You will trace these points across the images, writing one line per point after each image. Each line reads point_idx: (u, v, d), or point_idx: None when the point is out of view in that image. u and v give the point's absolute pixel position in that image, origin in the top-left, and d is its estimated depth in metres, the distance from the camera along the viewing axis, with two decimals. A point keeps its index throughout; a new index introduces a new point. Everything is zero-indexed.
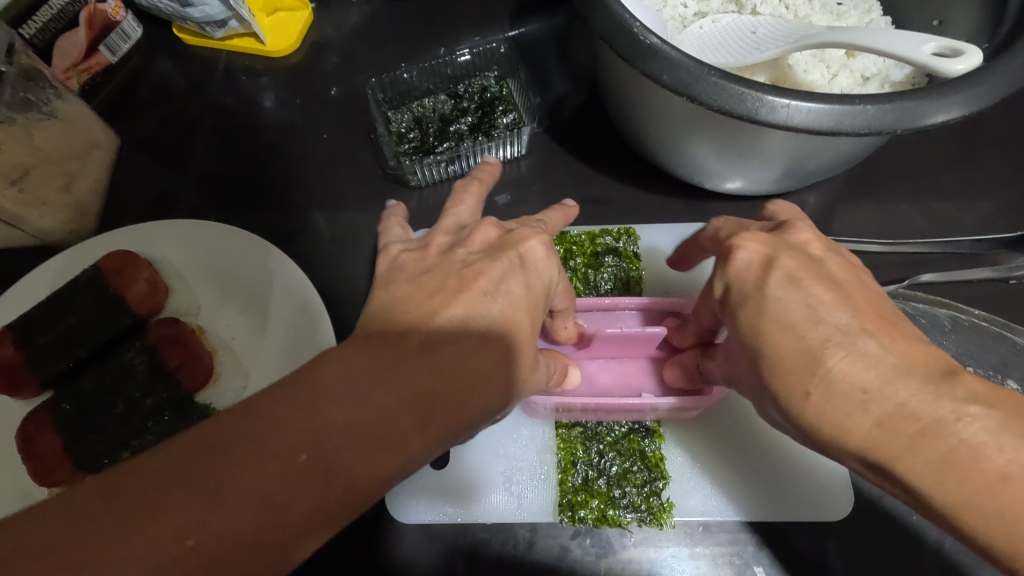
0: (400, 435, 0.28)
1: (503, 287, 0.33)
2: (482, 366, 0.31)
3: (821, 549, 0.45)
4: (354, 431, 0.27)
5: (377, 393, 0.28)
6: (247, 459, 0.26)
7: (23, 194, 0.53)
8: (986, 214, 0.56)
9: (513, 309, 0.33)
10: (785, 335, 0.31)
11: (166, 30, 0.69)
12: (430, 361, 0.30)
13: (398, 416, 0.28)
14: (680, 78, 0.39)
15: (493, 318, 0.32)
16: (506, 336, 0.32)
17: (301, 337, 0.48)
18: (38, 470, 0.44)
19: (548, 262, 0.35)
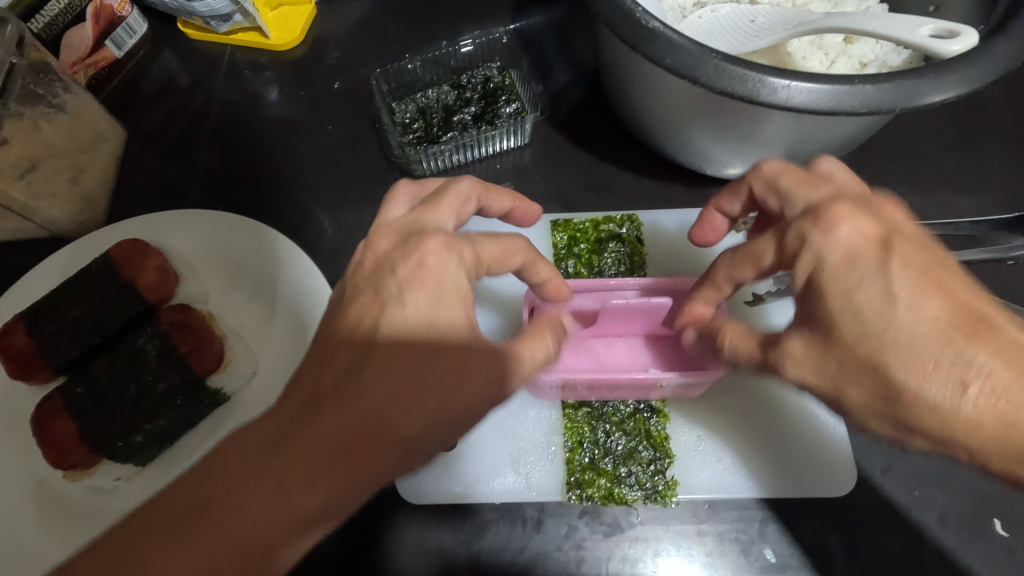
0: (318, 491, 0.30)
1: (426, 298, 0.34)
2: (406, 397, 0.32)
3: (826, 524, 0.46)
4: (270, 500, 0.30)
5: (288, 454, 0.31)
6: (255, 476, 0.31)
7: (32, 187, 0.53)
8: (983, 197, 0.57)
9: (442, 315, 0.34)
10: (855, 318, 0.32)
11: (170, 25, 0.70)
12: (343, 410, 0.31)
13: (311, 473, 0.31)
14: (683, 60, 0.40)
15: (459, 316, 0.34)
16: (437, 349, 0.33)
17: (300, 328, 0.50)
18: (54, 453, 0.46)
19: (432, 274, 0.35)
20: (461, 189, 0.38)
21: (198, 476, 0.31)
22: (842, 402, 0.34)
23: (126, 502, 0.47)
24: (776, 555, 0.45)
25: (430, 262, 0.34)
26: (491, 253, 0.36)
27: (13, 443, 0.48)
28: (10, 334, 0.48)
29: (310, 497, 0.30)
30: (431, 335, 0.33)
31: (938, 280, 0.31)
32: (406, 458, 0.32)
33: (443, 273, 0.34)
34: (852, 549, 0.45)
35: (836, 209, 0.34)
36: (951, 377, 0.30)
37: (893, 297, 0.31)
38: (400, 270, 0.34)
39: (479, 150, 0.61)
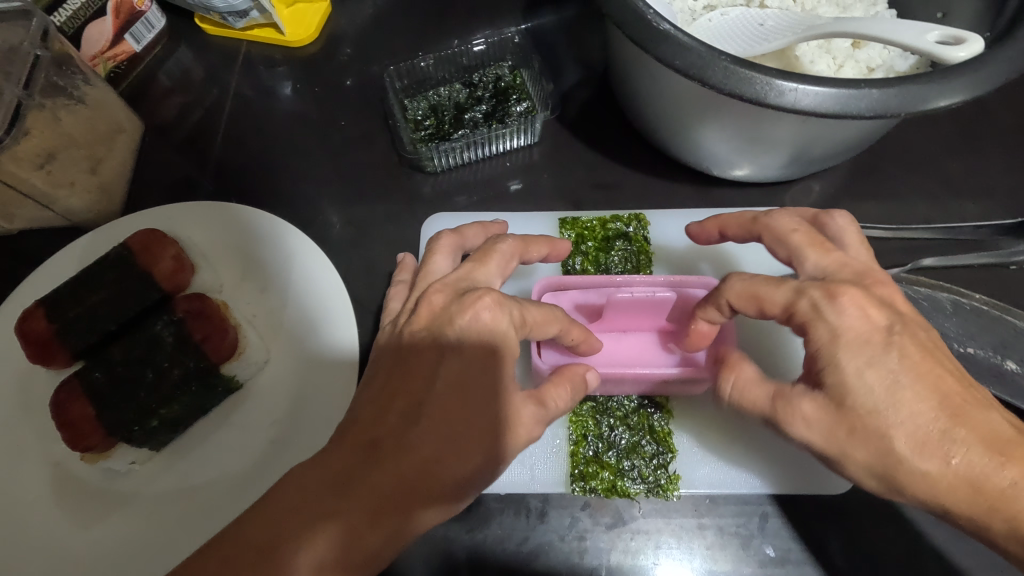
0: (378, 535, 0.32)
1: (473, 351, 0.36)
2: (457, 445, 0.34)
3: (825, 521, 0.47)
4: (334, 544, 0.32)
5: (352, 498, 0.33)
6: (288, 493, 0.33)
7: (52, 176, 0.54)
8: (987, 201, 0.58)
9: (475, 345, 0.36)
10: (863, 391, 0.33)
11: (187, 20, 0.71)
12: (401, 457, 0.34)
13: (372, 516, 0.33)
14: (692, 62, 0.40)
15: (481, 328, 0.37)
16: (482, 403, 0.35)
17: (315, 327, 0.50)
18: (72, 435, 0.47)
19: (489, 321, 0.37)
20: (505, 251, 0.42)
21: (263, 523, 0.32)
22: (843, 463, 0.35)
23: (140, 484, 0.48)
24: (775, 550, 0.46)
25: (481, 321, 0.37)
26: (535, 316, 0.39)
27: (31, 425, 0.49)
28: (29, 319, 0.49)
29: (372, 544, 0.32)
30: (481, 387, 0.36)
31: (928, 361, 0.34)
32: (449, 505, 0.35)
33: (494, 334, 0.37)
34: (851, 546, 0.46)
35: (851, 291, 0.35)
36: (935, 451, 0.32)
37: (896, 380, 0.33)
38: (455, 328, 0.37)
39: (489, 148, 0.61)
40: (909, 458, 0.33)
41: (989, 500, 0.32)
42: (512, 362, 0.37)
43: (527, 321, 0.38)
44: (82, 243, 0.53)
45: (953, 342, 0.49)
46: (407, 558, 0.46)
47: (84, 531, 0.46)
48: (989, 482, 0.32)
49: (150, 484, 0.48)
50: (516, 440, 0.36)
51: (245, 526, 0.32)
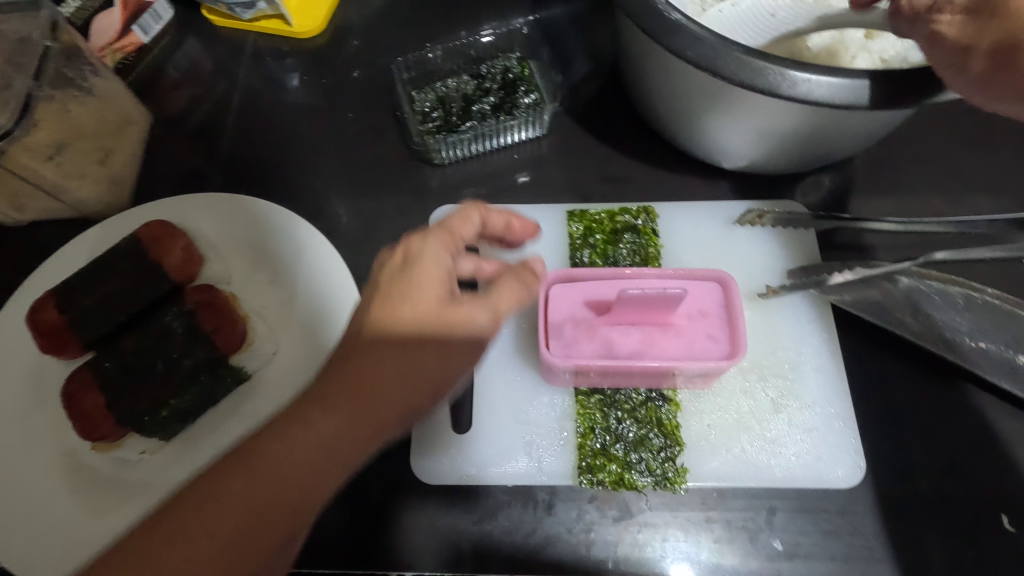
0: (336, 440, 0.36)
1: (414, 288, 0.37)
2: (405, 353, 0.36)
3: (836, 521, 0.46)
4: (300, 446, 0.35)
5: (313, 408, 0.36)
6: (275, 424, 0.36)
7: (62, 168, 0.55)
8: (1002, 197, 0.57)
9: (408, 286, 0.37)
10: None
11: (194, 12, 0.71)
12: (357, 367, 0.36)
13: (333, 420, 0.36)
14: (704, 53, 0.40)
15: (420, 266, 0.38)
16: (428, 317, 0.37)
17: (322, 317, 0.51)
18: (85, 424, 0.47)
19: (425, 262, 0.38)
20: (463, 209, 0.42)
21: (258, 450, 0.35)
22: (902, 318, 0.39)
23: (150, 474, 0.48)
24: (783, 544, 0.46)
25: (408, 263, 0.38)
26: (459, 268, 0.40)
27: (41, 415, 0.49)
28: (42, 308, 0.49)
29: (336, 449, 0.36)
30: (419, 311, 0.37)
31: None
32: (410, 404, 0.37)
33: (430, 259, 0.38)
34: (862, 543, 0.46)
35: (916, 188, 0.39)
36: None
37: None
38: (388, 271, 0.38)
39: (498, 140, 0.61)
40: None
41: None
42: (432, 299, 0.37)
43: (456, 233, 0.41)
44: (94, 233, 0.54)
45: (962, 337, 0.49)
46: (417, 549, 0.46)
47: (96, 520, 0.46)
48: None
49: (159, 474, 0.48)
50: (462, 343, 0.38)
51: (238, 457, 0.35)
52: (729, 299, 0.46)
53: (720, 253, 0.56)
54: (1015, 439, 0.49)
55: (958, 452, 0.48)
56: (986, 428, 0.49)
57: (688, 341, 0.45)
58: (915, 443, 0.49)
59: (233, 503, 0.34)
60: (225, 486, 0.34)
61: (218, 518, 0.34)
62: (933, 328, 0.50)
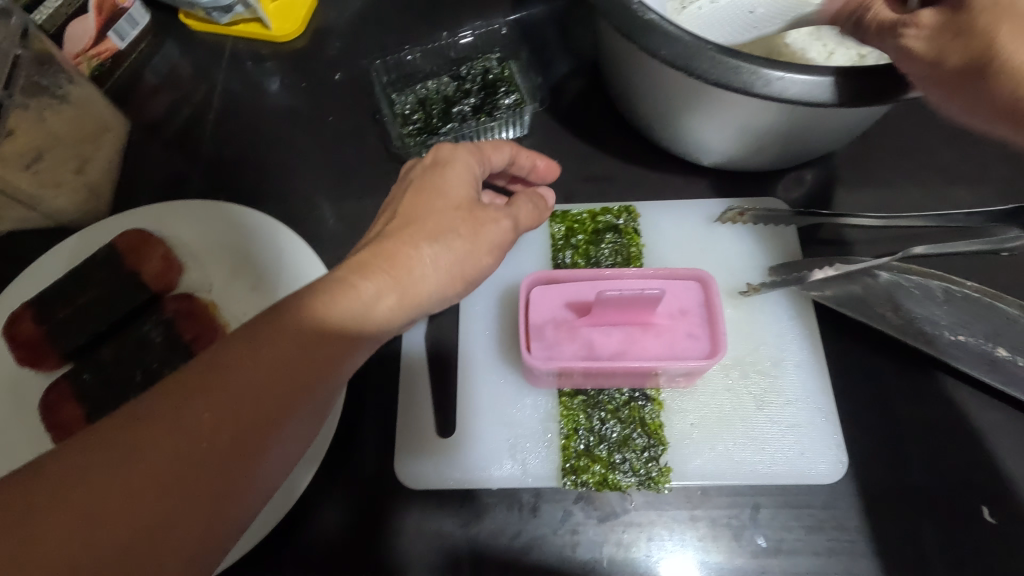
0: (365, 309, 0.33)
1: (439, 178, 0.38)
2: (440, 232, 0.36)
3: (820, 518, 0.47)
4: (288, 339, 0.32)
5: (343, 277, 0.33)
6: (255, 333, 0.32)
7: (38, 177, 0.54)
8: (981, 189, 0.58)
9: (438, 176, 0.38)
10: None
11: (172, 16, 0.70)
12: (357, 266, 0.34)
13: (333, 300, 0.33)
14: (679, 52, 0.40)
15: (449, 158, 0.39)
16: (457, 207, 0.37)
17: None
18: (63, 437, 0.47)
19: (456, 158, 0.39)
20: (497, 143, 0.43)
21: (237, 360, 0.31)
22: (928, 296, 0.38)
23: None
24: (767, 541, 0.46)
25: (438, 160, 0.39)
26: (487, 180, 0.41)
27: (20, 427, 0.48)
28: (18, 321, 0.50)
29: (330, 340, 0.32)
30: (441, 204, 0.37)
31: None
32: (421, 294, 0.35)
33: (461, 162, 0.39)
34: (847, 538, 0.46)
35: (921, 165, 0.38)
36: None
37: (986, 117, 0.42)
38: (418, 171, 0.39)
39: None
40: None
41: None
42: (462, 186, 0.38)
43: (486, 154, 0.41)
44: (71, 243, 0.53)
45: (943, 331, 0.49)
46: (403, 553, 0.46)
47: None
48: None
49: None
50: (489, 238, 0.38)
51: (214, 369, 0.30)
52: (710, 298, 0.46)
53: (701, 252, 0.56)
54: (996, 430, 0.49)
55: (939, 445, 0.49)
56: (967, 420, 0.49)
57: (669, 341, 0.45)
58: (896, 437, 0.49)
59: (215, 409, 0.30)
60: (243, 349, 0.31)
61: (230, 387, 0.30)
62: (913, 322, 0.50)
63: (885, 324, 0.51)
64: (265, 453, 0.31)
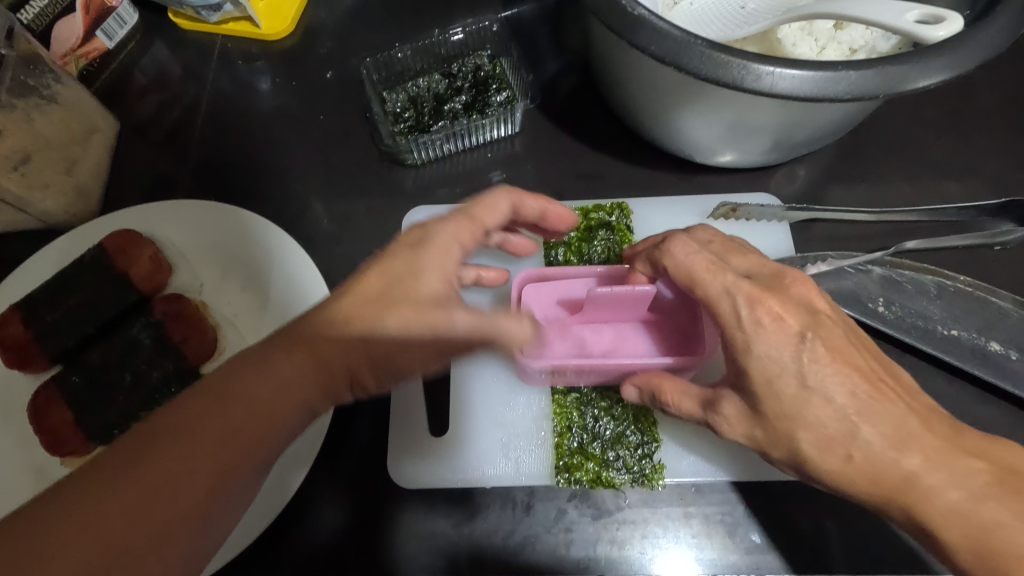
0: (301, 382, 0.37)
1: (421, 259, 0.39)
2: (379, 315, 0.38)
3: (814, 515, 0.46)
4: (269, 386, 0.36)
5: (277, 354, 0.37)
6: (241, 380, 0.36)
7: (26, 179, 0.54)
8: (973, 183, 0.57)
9: (422, 260, 0.39)
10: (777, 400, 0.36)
11: (160, 16, 0.70)
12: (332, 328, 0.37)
13: (307, 359, 0.37)
14: (667, 48, 0.40)
15: (435, 235, 0.40)
16: (413, 304, 0.38)
17: None
18: (52, 441, 0.46)
19: (443, 236, 0.40)
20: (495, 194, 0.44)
21: (220, 410, 0.35)
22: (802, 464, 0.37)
23: None
24: (762, 537, 0.46)
25: (426, 235, 0.40)
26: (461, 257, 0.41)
27: (11, 430, 0.48)
28: (5, 324, 0.49)
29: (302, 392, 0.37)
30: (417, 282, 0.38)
31: (840, 360, 0.36)
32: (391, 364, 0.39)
33: (444, 235, 0.40)
34: (842, 533, 0.46)
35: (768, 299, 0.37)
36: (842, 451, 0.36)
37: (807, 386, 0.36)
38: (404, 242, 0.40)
39: (470, 139, 0.61)
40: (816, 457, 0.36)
41: (891, 494, 0.36)
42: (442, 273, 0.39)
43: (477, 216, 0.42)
44: (59, 244, 0.53)
45: (937, 325, 0.49)
46: (397, 554, 0.46)
47: None
48: (887, 475, 0.35)
49: None
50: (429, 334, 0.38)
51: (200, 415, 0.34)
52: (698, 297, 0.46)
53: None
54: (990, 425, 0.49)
55: None
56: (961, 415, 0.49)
57: None
58: None
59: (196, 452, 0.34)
60: (230, 398, 0.35)
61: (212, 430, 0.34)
62: (908, 315, 0.50)
63: (879, 319, 0.50)
64: (216, 514, 0.34)
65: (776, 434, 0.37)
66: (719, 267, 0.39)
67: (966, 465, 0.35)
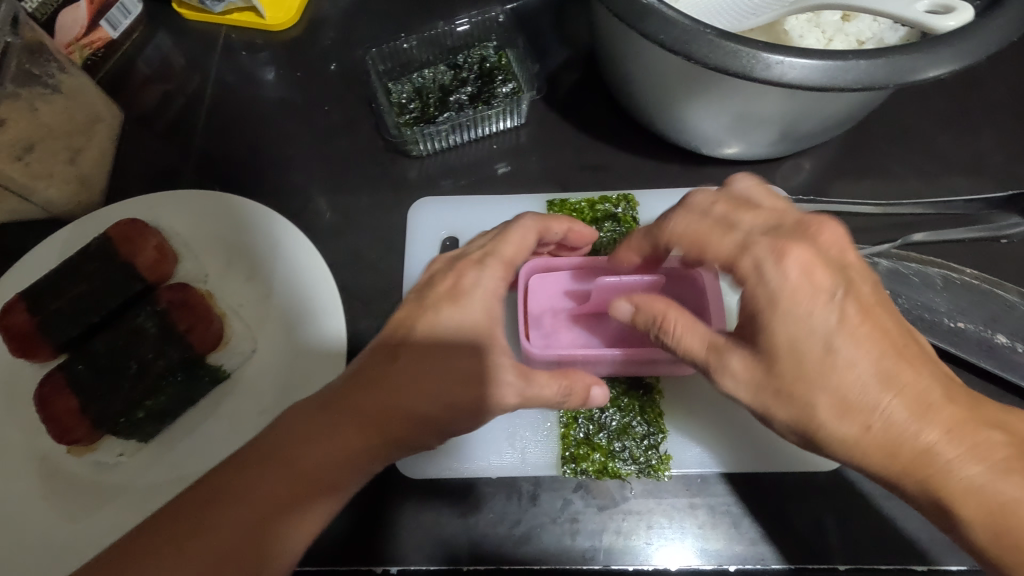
0: (354, 450, 0.37)
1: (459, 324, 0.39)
2: (430, 383, 0.37)
3: (818, 505, 0.47)
4: (319, 452, 0.37)
5: (330, 418, 0.37)
6: (293, 443, 0.37)
7: (30, 168, 0.53)
8: (980, 176, 0.57)
9: (459, 315, 0.39)
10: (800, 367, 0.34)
11: (164, 6, 0.69)
12: (378, 392, 0.37)
13: (357, 425, 0.37)
14: (676, 36, 0.40)
15: (473, 287, 0.41)
16: (457, 360, 0.38)
17: (300, 314, 0.51)
18: (57, 429, 0.46)
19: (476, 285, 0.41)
20: (522, 227, 0.43)
21: (274, 474, 0.36)
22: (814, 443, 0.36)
23: (128, 476, 0.48)
24: (767, 528, 0.46)
25: (459, 285, 0.41)
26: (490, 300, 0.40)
27: (18, 420, 0.48)
28: (10, 312, 0.48)
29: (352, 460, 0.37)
30: (457, 346, 0.39)
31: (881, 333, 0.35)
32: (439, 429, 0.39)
33: (483, 293, 0.40)
34: (847, 524, 0.46)
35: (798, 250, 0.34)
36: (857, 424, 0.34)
37: (833, 349, 0.33)
38: (434, 293, 0.41)
39: (475, 131, 0.60)
40: (839, 436, 0.35)
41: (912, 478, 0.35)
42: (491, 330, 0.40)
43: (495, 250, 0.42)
44: (64, 233, 0.53)
45: (943, 317, 0.49)
46: (401, 544, 0.46)
47: (72, 523, 0.46)
48: (909, 458, 0.34)
49: (138, 476, 0.47)
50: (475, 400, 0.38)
51: (256, 477, 0.36)
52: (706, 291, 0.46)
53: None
54: None
55: None
56: None
57: None
58: None
59: (250, 512, 0.35)
60: (283, 461, 0.36)
61: (264, 492, 0.36)
62: (915, 308, 0.50)
63: None
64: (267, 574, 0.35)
65: (792, 402, 0.35)
66: (729, 226, 0.37)
67: (991, 447, 0.34)
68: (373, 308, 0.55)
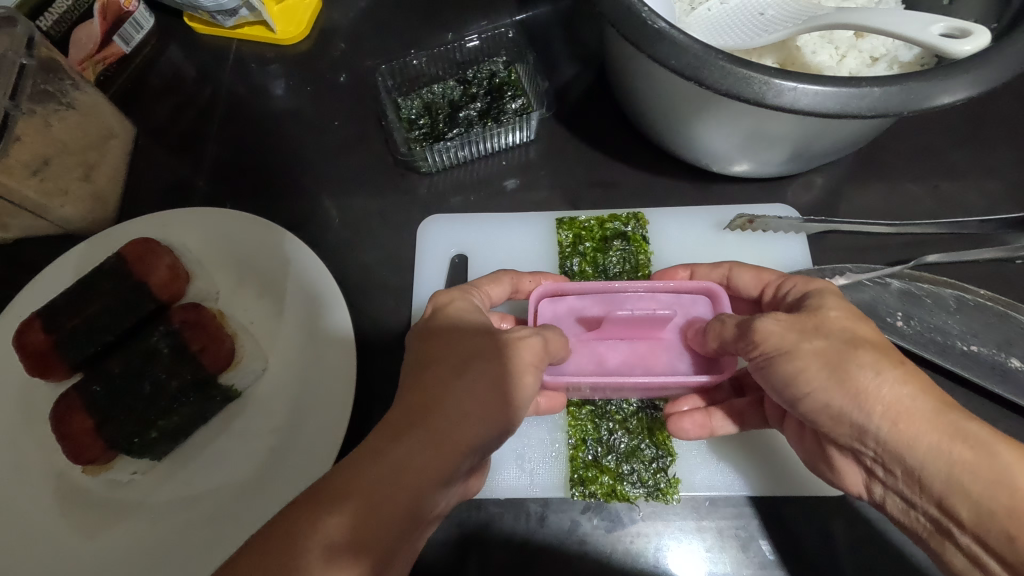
0: (418, 462, 0.33)
1: (472, 325, 0.39)
2: (470, 378, 0.35)
3: (827, 531, 0.46)
4: (381, 473, 0.32)
5: (386, 436, 0.34)
6: (350, 469, 0.33)
7: (45, 184, 0.54)
8: (995, 193, 0.57)
9: (454, 316, 0.40)
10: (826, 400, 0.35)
11: (176, 20, 0.70)
12: (424, 397, 0.35)
13: (415, 437, 0.34)
14: (688, 62, 0.39)
15: (453, 297, 0.42)
16: (484, 355, 0.37)
17: (317, 320, 0.51)
18: (72, 449, 0.47)
19: (465, 301, 0.42)
20: (493, 278, 0.47)
21: (333, 501, 0.31)
22: None
23: (143, 494, 0.48)
24: (775, 552, 0.46)
25: (442, 303, 0.41)
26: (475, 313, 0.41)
27: (36, 436, 0.50)
28: (27, 331, 0.49)
29: (419, 473, 0.33)
30: (481, 340, 0.37)
31: (894, 365, 0.34)
32: (493, 427, 0.36)
33: (464, 300, 0.42)
34: (857, 548, 0.46)
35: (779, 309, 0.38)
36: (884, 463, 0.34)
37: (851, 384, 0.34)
38: (432, 311, 0.41)
39: (485, 146, 0.60)
40: None
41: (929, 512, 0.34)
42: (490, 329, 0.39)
43: (521, 288, 0.48)
44: (78, 251, 0.54)
45: (956, 340, 0.49)
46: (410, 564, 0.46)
47: (91, 540, 0.47)
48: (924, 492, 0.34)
49: (154, 493, 0.48)
50: (526, 390, 0.36)
51: (316, 508, 0.31)
52: (720, 310, 0.44)
53: (705, 260, 0.56)
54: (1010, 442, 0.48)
55: None
56: None
57: (678, 352, 0.44)
58: None
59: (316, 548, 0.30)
60: (343, 489, 0.32)
61: (332, 524, 0.31)
62: (928, 331, 0.50)
63: (898, 333, 0.49)
64: None
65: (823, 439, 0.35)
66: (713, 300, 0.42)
67: None
68: (383, 325, 0.55)
